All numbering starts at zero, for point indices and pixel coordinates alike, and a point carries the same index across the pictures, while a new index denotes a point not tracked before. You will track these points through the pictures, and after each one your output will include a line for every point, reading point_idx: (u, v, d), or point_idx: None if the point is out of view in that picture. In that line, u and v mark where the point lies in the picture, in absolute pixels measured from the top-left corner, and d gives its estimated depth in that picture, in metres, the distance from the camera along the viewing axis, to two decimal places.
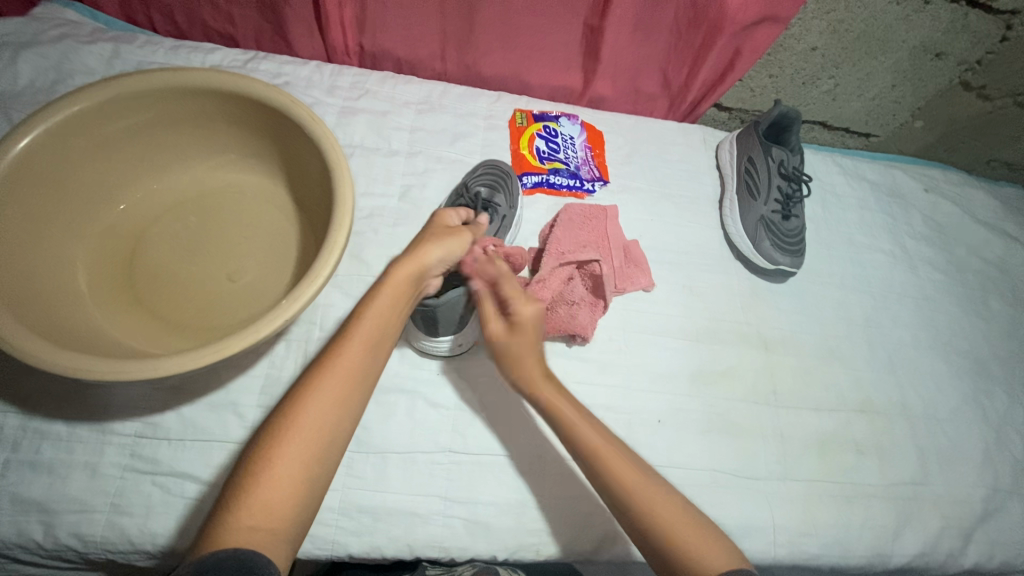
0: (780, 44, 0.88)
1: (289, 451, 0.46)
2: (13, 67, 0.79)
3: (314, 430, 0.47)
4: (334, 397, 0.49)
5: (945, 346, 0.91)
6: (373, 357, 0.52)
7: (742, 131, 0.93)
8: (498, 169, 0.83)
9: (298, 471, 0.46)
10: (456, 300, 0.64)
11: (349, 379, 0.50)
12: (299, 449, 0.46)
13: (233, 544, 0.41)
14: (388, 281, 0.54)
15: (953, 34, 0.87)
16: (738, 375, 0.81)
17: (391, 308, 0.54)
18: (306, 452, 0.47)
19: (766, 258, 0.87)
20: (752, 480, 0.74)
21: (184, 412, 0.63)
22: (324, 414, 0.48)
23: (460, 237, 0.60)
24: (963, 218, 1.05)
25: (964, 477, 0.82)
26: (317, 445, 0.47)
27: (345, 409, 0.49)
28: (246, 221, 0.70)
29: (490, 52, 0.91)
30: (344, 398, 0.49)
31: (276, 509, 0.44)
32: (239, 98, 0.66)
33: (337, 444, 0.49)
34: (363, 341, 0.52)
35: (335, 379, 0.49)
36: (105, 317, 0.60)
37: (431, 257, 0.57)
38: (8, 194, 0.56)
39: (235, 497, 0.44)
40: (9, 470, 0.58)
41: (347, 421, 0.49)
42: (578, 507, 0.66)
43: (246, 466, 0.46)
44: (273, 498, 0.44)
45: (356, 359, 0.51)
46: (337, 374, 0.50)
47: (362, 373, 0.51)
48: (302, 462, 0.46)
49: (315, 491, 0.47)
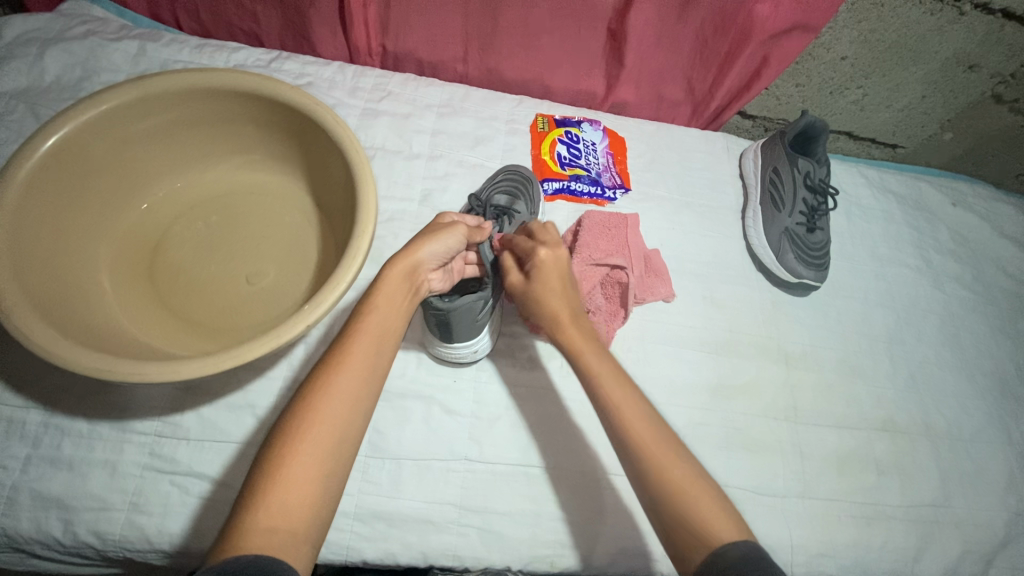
0: (809, 52, 0.86)
1: (303, 449, 0.46)
2: (40, 63, 0.80)
3: (328, 428, 0.47)
4: (345, 393, 0.49)
5: (970, 365, 0.90)
6: (380, 353, 0.52)
7: (768, 141, 0.92)
8: (518, 174, 0.82)
9: (315, 468, 0.46)
10: (468, 307, 0.61)
11: (358, 376, 0.50)
12: (315, 447, 0.46)
13: (252, 551, 0.40)
14: (385, 277, 0.54)
15: (987, 46, 0.84)
16: (758, 389, 0.80)
17: (397, 304, 0.54)
18: (321, 449, 0.46)
19: (789, 271, 0.85)
20: (769, 497, 0.73)
21: (202, 412, 0.63)
22: (336, 412, 0.48)
23: (454, 228, 0.57)
24: (992, 234, 1.02)
25: (986, 500, 0.80)
26: (330, 445, 0.47)
27: (356, 406, 0.49)
28: (267, 223, 0.70)
29: (513, 56, 0.90)
30: (355, 394, 0.49)
31: (294, 509, 0.44)
32: (263, 100, 0.66)
33: (351, 441, 0.48)
34: (370, 338, 0.52)
35: (344, 378, 0.49)
36: (128, 317, 0.60)
37: (424, 250, 0.55)
38: (34, 192, 0.57)
39: (252, 497, 0.44)
40: (30, 466, 0.59)
41: (359, 416, 0.49)
42: (593, 520, 0.65)
43: (261, 466, 0.45)
44: (290, 496, 0.44)
45: (362, 357, 0.51)
46: (346, 370, 0.50)
47: (371, 369, 0.51)
48: (319, 460, 0.46)
49: (333, 490, 0.46)
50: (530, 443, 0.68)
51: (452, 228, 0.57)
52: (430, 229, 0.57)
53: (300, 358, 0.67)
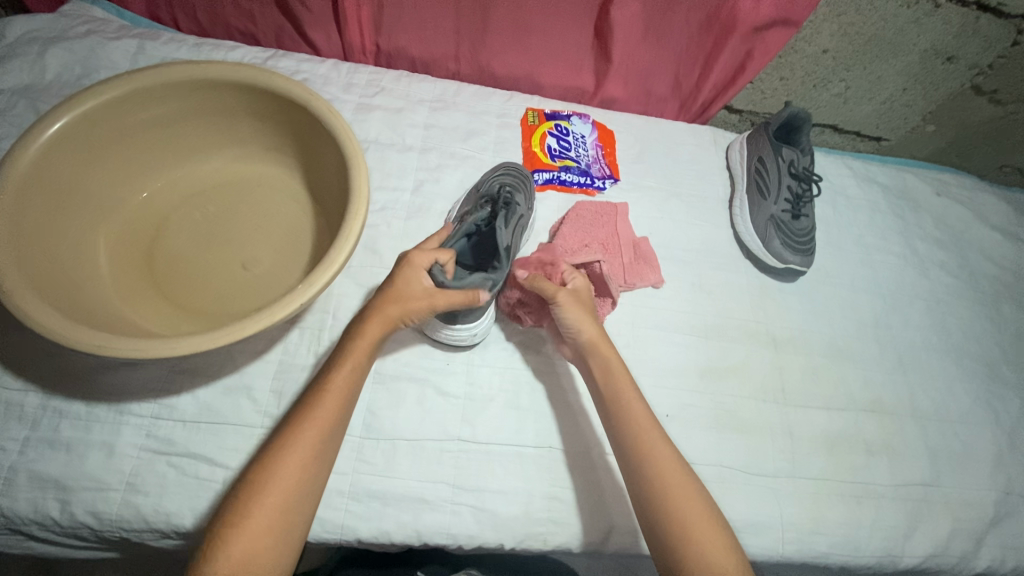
0: (791, 46, 0.89)
1: (263, 504, 0.50)
2: (41, 60, 0.82)
3: (300, 463, 0.52)
4: (307, 452, 0.52)
5: (957, 349, 0.91)
6: (356, 388, 0.57)
7: (753, 132, 0.94)
8: (517, 171, 0.83)
9: (275, 523, 0.50)
10: (485, 284, 0.64)
11: (322, 434, 0.53)
12: (275, 503, 0.50)
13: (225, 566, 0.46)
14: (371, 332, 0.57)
15: (964, 38, 0.87)
16: (748, 372, 0.81)
17: (365, 360, 0.57)
18: (281, 504, 0.50)
19: (776, 257, 0.87)
20: (760, 477, 0.74)
21: (199, 394, 0.64)
22: (308, 445, 0.53)
23: (445, 299, 0.59)
24: (975, 222, 1.04)
25: (976, 479, 0.81)
26: (299, 479, 0.52)
27: (329, 439, 0.54)
28: (264, 212, 0.71)
29: (504, 53, 0.92)
30: (329, 428, 0.54)
31: (253, 562, 0.48)
32: (261, 91, 0.68)
33: (312, 495, 0.53)
34: (337, 394, 0.55)
35: (322, 412, 0.54)
36: (125, 301, 0.62)
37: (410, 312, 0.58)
38: (36, 178, 0.58)
39: (215, 545, 0.48)
40: (28, 447, 0.59)
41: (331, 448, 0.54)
42: (585, 499, 0.67)
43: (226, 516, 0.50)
44: (250, 549, 0.48)
45: (340, 393, 0.55)
46: (310, 429, 0.53)
47: (335, 425, 0.54)
48: (278, 514, 0.50)
49: (303, 514, 0.52)
50: (523, 423, 0.70)
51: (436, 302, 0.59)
52: (414, 295, 0.58)
53: (295, 341, 0.68)
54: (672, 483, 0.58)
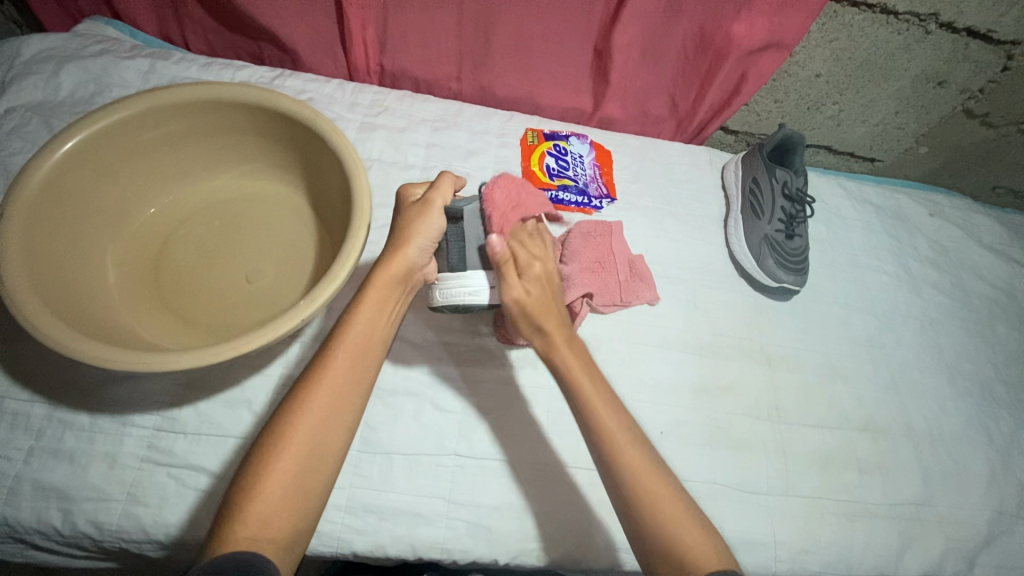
0: (785, 70, 0.91)
1: (280, 464, 0.49)
2: (56, 78, 0.84)
3: (306, 442, 0.51)
4: (321, 410, 0.52)
5: (950, 368, 0.92)
6: (362, 363, 0.55)
7: (747, 153, 0.96)
8: None
9: (291, 483, 0.49)
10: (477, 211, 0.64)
11: (338, 393, 0.53)
12: (291, 464, 0.50)
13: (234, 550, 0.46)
14: (373, 282, 0.57)
15: (954, 63, 0.89)
16: (742, 390, 0.82)
17: (370, 330, 0.56)
18: (297, 463, 0.50)
19: (770, 276, 0.88)
20: (753, 494, 0.75)
21: (200, 407, 0.65)
22: (313, 423, 0.51)
23: (433, 198, 0.60)
24: (969, 242, 1.06)
25: (969, 499, 0.81)
26: (306, 458, 0.50)
27: (337, 416, 0.53)
28: (269, 228, 0.73)
29: (504, 74, 0.95)
30: (334, 405, 0.53)
31: (271, 522, 0.48)
32: (267, 111, 0.70)
33: (332, 456, 0.52)
34: (349, 352, 0.55)
35: (326, 389, 0.53)
36: (131, 313, 0.63)
37: (411, 252, 0.58)
38: (49, 196, 0.60)
39: (233, 509, 0.48)
40: (33, 457, 0.60)
41: (341, 426, 0.53)
42: (579, 515, 0.67)
43: (244, 478, 0.50)
44: (269, 510, 0.48)
45: (343, 368, 0.54)
46: (325, 389, 0.53)
47: (352, 383, 0.54)
48: (295, 474, 0.50)
49: (314, 493, 0.51)
50: (518, 439, 0.71)
51: (431, 205, 0.60)
52: (411, 214, 0.59)
53: (296, 355, 0.70)
54: (645, 485, 0.54)
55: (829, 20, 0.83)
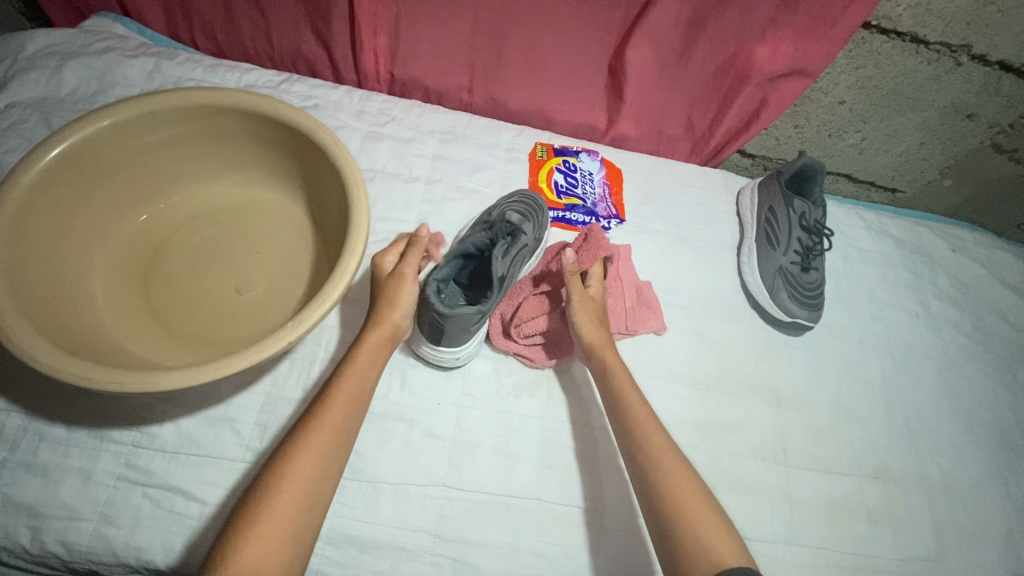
0: (807, 96, 0.88)
1: (275, 501, 0.48)
2: (58, 75, 0.83)
3: (304, 478, 0.50)
4: (321, 449, 0.52)
5: (967, 414, 0.88)
6: (357, 404, 0.57)
7: (764, 180, 0.93)
8: (531, 200, 0.79)
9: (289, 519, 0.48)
10: (468, 316, 0.61)
11: (332, 430, 0.54)
12: (288, 499, 0.49)
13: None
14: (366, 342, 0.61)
15: (985, 97, 0.85)
16: (748, 430, 0.78)
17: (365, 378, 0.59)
18: (294, 499, 0.49)
19: (783, 309, 0.85)
20: (756, 542, 0.71)
21: (181, 424, 0.63)
22: (313, 459, 0.52)
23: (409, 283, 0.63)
24: (992, 282, 1.01)
25: (984, 557, 0.77)
26: (304, 495, 0.50)
27: (331, 454, 0.53)
28: (264, 239, 0.71)
29: (516, 87, 0.92)
30: (330, 443, 0.53)
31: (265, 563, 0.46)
32: (264, 118, 0.68)
33: (326, 492, 0.52)
34: (346, 394, 0.56)
35: (324, 429, 0.53)
36: (115, 326, 0.61)
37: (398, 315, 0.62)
38: (35, 202, 0.58)
39: (227, 548, 0.46)
40: (5, 469, 0.58)
41: (336, 462, 0.53)
42: (572, 556, 0.64)
43: (240, 516, 0.48)
44: (263, 551, 0.46)
45: (341, 407, 0.55)
46: (324, 428, 0.53)
47: (346, 422, 0.55)
48: (292, 510, 0.49)
49: (308, 531, 0.49)
50: (509, 473, 0.67)
51: (405, 283, 0.63)
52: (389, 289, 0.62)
53: (285, 373, 0.67)
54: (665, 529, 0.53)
55: (857, 47, 0.79)
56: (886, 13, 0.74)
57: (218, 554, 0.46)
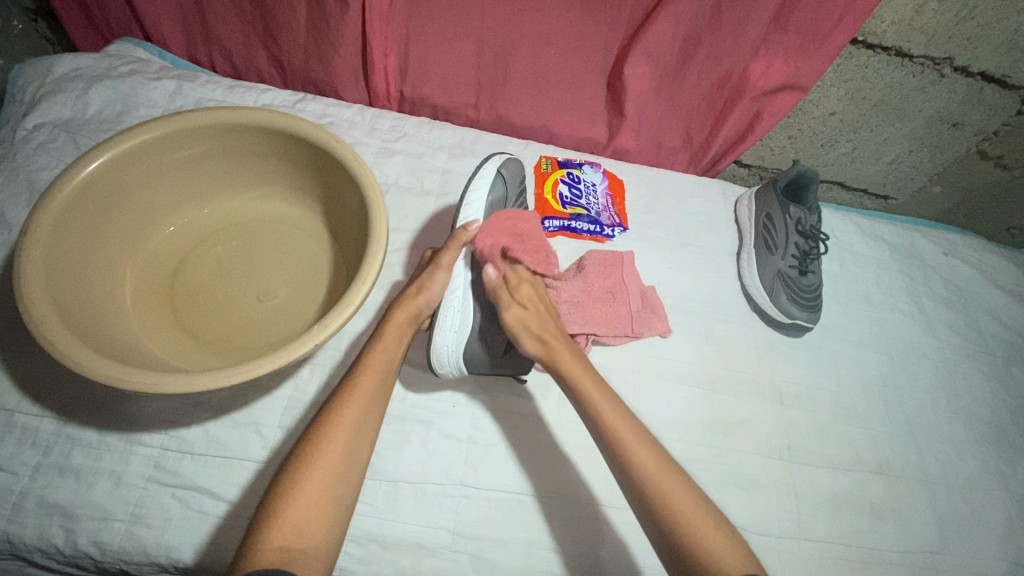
0: (799, 108, 0.92)
1: (317, 470, 0.52)
2: (84, 97, 0.87)
3: (336, 457, 0.53)
4: (357, 417, 0.56)
5: (964, 411, 0.90)
6: (384, 384, 0.59)
7: (761, 187, 0.96)
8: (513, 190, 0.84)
9: (329, 487, 0.52)
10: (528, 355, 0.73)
11: (362, 411, 0.56)
12: (321, 479, 0.52)
13: (266, 563, 0.46)
14: (394, 317, 0.64)
15: (969, 106, 0.89)
16: (752, 428, 0.81)
17: (394, 356, 0.61)
18: (327, 480, 0.52)
19: (783, 312, 0.88)
20: (763, 536, 0.73)
21: (208, 427, 0.65)
22: (345, 440, 0.54)
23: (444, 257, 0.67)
24: (984, 283, 1.05)
25: (984, 549, 0.80)
26: (337, 475, 0.53)
27: (360, 434, 0.56)
28: (284, 250, 0.74)
29: (521, 103, 0.96)
30: (359, 424, 0.56)
31: (306, 529, 0.50)
32: (285, 136, 0.71)
33: (359, 461, 0.55)
34: (375, 375, 0.58)
35: (354, 409, 0.56)
36: (145, 332, 0.64)
37: (422, 300, 0.66)
38: (73, 213, 0.61)
39: (262, 528, 0.49)
40: (39, 473, 0.60)
41: (367, 442, 0.56)
42: (586, 550, 0.66)
43: (279, 482, 0.51)
44: (307, 515, 0.50)
45: (369, 388, 0.58)
46: (357, 397, 0.57)
47: (373, 403, 0.57)
48: (326, 489, 0.52)
49: (341, 510, 0.53)
50: (524, 472, 0.70)
51: (439, 268, 0.67)
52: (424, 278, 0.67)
53: (305, 378, 0.69)
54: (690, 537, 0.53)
55: (845, 61, 0.84)
56: (871, 29, 0.78)
57: (254, 533, 0.49)
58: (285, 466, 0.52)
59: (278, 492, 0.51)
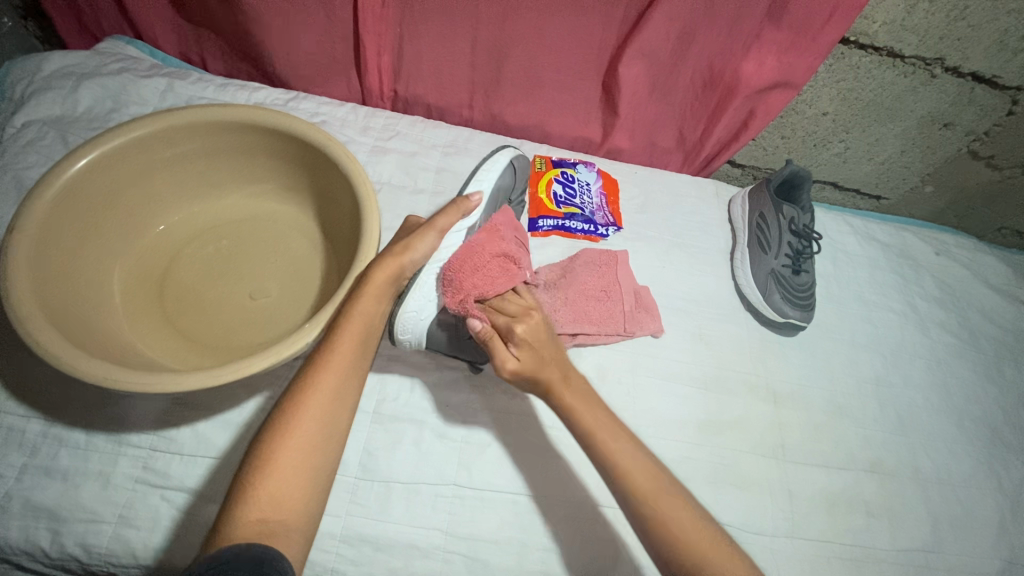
0: (792, 108, 0.92)
1: (294, 441, 0.51)
2: (74, 94, 0.86)
3: (312, 428, 0.52)
4: (332, 386, 0.55)
5: (957, 410, 0.91)
6: (361, 352, 0.58)
7: (754, 187, 0.96)
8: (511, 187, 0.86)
9: (304, 460, 0.51)
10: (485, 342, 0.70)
11: (337, 379, 0.55)
12: (296, 451, 0.51)
13: (241, 538, 0.46)
14: (376, 274, 0.61)
15: (959, 106, 0.90)
16: (747, 428, 0.80)
17: (370, 321, 0.59)
18: (302, 452, 0.51)
19: (777, 311, 0.88)
20: (757, 536, 0.73)
21: (197, 427, 0.64)
22: (320, 411, 0.53)
23: (438, 221, 0.68)
24: (976, 283, 1.05)
25: (977, 547, 0.80)
26: (313, 447, 0.52)
27: (337, 404, 0.55)
28: (276, 249, 0.74)
29: (515, 103, 0.96)
30: (335, 393, 0.55)
31: (283, 504, 0.49)
32: (278, 133, 0.70)
33: (338, 434, 0.54)
34: (351, 342, 0.57)
35: (328, 377, 0.55)
36: (134, 331, 0.63)
37: (407, 259, 0.64)
38: (61, 210, 0.61)
39: (238, 503, 0.48)
40: (26, 474, 0.60)
41: (344, 411, 0.55)
42: (580, 550, 0.66)
43: (255, 455, 0.51)
44: (283, 488, 0.49)
45: (345, 357, 0.56)
46: (332, 366, 0.55)
47: (349, 371, 0.56)
48: (302, 462, 0.51)
49: (319, 481, 0.52)
50: (518, 471, 0.69)
51: (430, 230, 0.67)
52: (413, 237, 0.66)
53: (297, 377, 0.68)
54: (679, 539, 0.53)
55: (837, 61, 0.84)
56: (863, 29, 0.79)
57: (229, 507, 0.48)
58: (260, 437, 0.52)
59: (254, 465, 0.50)
